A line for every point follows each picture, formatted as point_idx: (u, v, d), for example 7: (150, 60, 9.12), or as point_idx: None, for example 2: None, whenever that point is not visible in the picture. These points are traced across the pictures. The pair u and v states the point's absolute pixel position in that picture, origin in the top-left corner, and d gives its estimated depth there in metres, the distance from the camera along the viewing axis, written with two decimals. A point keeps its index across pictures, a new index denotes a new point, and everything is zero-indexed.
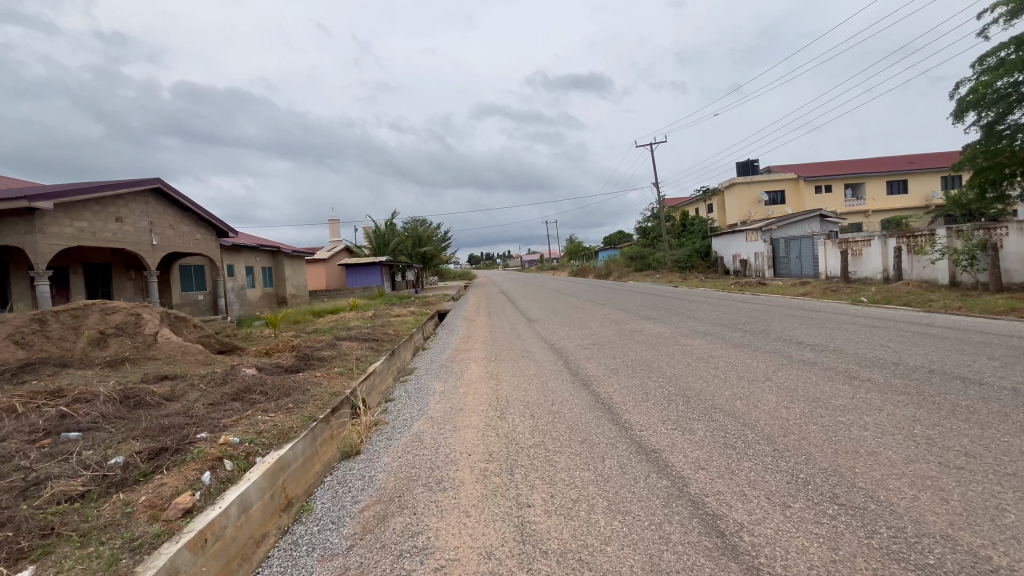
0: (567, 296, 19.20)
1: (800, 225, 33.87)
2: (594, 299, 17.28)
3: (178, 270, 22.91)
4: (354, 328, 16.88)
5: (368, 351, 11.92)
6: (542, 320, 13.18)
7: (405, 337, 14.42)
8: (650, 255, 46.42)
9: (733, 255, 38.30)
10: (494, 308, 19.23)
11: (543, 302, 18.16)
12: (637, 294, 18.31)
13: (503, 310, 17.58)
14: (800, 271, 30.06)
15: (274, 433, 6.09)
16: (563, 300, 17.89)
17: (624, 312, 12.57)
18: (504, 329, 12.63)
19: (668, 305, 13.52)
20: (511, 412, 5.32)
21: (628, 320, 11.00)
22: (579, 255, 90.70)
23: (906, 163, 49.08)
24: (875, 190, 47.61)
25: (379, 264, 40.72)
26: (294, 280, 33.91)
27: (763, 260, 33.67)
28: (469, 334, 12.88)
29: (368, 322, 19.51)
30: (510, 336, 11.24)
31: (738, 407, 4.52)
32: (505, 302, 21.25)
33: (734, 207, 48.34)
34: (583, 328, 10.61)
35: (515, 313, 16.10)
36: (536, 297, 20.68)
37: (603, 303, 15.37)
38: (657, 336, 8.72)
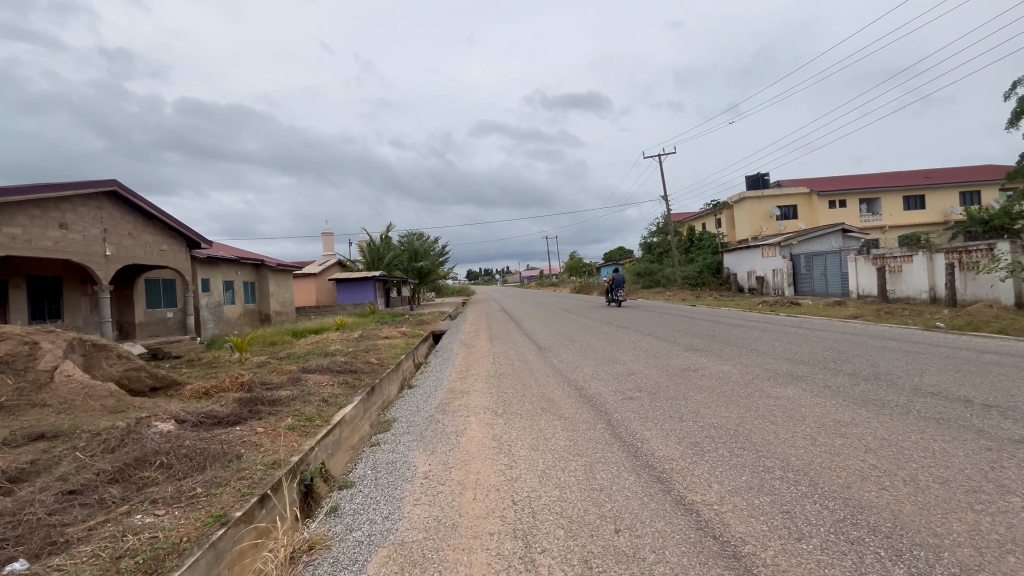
0: (578, 318, 16.87)
1: (822, 240, 31.67)
2: (612, 321, 15.00)
3: (142, 285, 20.52)
4: (331, 355, 14.44)
5: (341, 387, 9.52)
6: (556, 348, 10.89)
7: (390, 367, 12.02)
8: (659, 272, 44.21)
9: (748, 272, 36.08)
10: (496, 331, 16.88)
11: (553, 325, 15.84)
12: (659, 317, 15.99)
13: (507, 335, 15.24)
14: (825, 289, 27.86)
15: (140, 559, 3.60)
16: (576, 323, 15.56)
17: (657, 341, 10.26)
18: (511, 360, 10.32)
19: (708, 332, 11.19)
20: (544, 550, 2.94)
21: (669, 353, 8.67)
22: (580, 271, 88.39)
23: (921, 178, 47.39)
24: (891, 205, 45.81)
25: (372, 278, 38.41)
26: (279, 296, 31.54)
27: (783, 277, 31.45)
28: (467, 366, 10.54)
29: (353, 346, 17.13)
30: (520, 371, 8.94)
31: (1018, 574, 2.24)
32: (508, 324, 18.89)
33: (745, 222, 46.32)
34: (614, 363, 8.31)
35: (523, 337, 13.80)
36: (544, 319, 18.38)
37: (624, 328, 13.04)
38: (723, 380, 6.41)
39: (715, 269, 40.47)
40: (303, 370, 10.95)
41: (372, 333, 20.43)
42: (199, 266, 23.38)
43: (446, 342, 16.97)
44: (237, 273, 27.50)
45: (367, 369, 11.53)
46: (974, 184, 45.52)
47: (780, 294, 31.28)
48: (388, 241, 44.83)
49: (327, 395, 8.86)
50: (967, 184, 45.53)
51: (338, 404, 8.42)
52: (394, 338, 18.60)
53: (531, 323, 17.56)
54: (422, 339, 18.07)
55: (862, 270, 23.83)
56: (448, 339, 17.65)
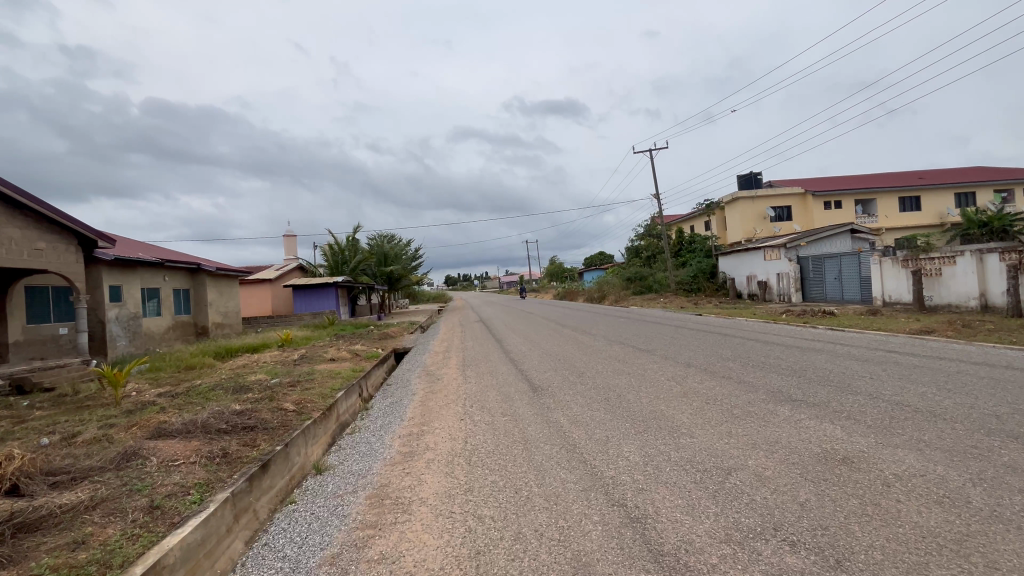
0: (575, 336, 13.23)
1: (831, 241, 28.95)
2: (621, 341, 11.46)
3: (21, 293, 16.16)
4: (241, 391, 10.45)
5: (203, 470, 5.63)
6: (558, 389, 7.24)
7: (311, 417, 8.10)
8: (651, 276, 41.09)
9: (747, 276, 33.25)
10: (471, 353, 13.13)
11: (542, 346, 12.23)
12: (679, 333, 12.45)
13: (484, 360, 11.47)
14: (840, 295, 25.09)
15: None
16: (573, 344, 11.84)
17: (713, 381, 6.69)
18: (488, 410, 6.61)
19: (774, 360, 7.70)
20: None
21: (759, 414, 5.07)
22: (562, 277, 84.91)
23: (915, 178, 45.77)
24: (887, 207, 43.93)
25: (334, 284, 34.17)
26: (221, 305, 27.14)
27: (789, 282, 28.60)
28: (420, 420, 6.74)
29: (284, 372, 13.13)
30: (508, 439, 5.22)
31: None
32: (485, 342, 15.17)
33: (738, 224, 43.83)
34: (675, 436, 4.66)
35: (506, 365, 10.12)
36: (530, 336, 14.76)
37: (645, 353, 9.48)
38: (970, 515, 2.86)
39: (710, 274, 37.63)
40: (163, 428, 6.96)
41: (317, 353, 16.47)
42: (106, 271, 19.04)
43: (405, 366, 13.04)
44: (163, 278, 23.12)
45: (272, 421, 7.60)
46: (970, 185, 44.02)
47: (786, 301, 28.51)
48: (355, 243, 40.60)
49: (165, 494, 4.97)
50: (962, 185, 44.00)
51: (172, 519, 4.55)
52: (343, 360, 14.68)
53: (513, 342, 13.87)
54: (375, 364, 14.09)
55: (889, 273, 21.06)
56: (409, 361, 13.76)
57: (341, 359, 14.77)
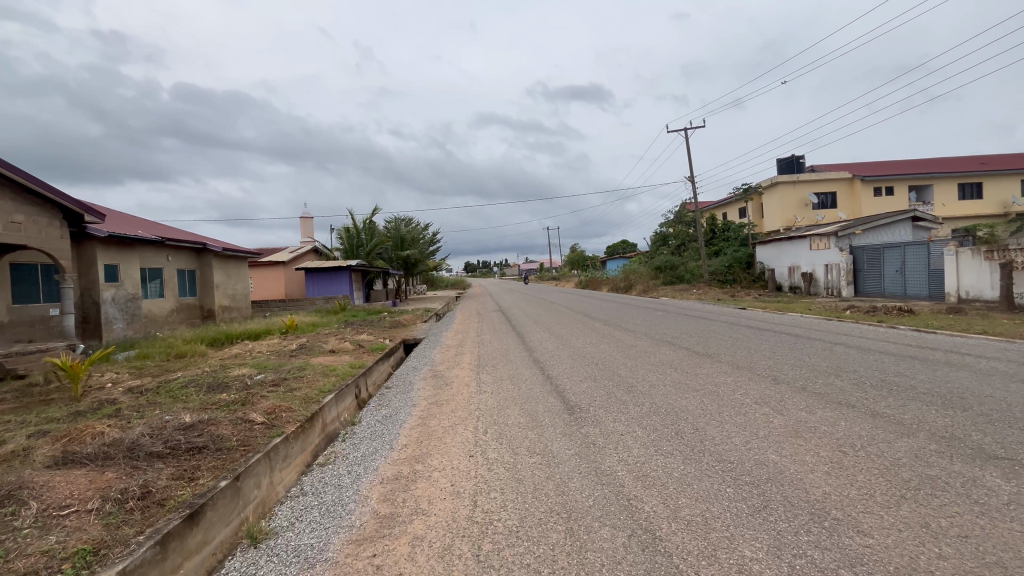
0: (610, 334, 11.21)
1: (890, 230, 26.10)
2: (669, 342, 9.40)
3: (6, 272, 14.97)
4: (215, 390, 8.81)
5: (99, 525, 3.95)
6: (604, 412, 5.30)
7: (283, 431, 6.39)
8: (682, 266, 38.52)
9: (789, 267, 30.58)
10: (489, 350, 11.23)
11: (571, 344, 10.26)
12: (738, 333, 10.31)
13: (503, 360, 9.58)
14: (902, 290, 22.46)
15: None
16: (610, 344, 9.82)
17: (832, 411, 4.65)
18: (509, 444, 4.72)
19: (901, 380, 5.59)
20: None
21: (956, 488, 3.08)
22: (584, 265, 82.50)
23: (977, 164, 41.84)
24: (944, 194, 40.25)
25: (347, 268, 32.75)
26: (229, 287, 25.95)
27: (839, 274, 25.93)
28: (415, 452, 4.87)
29: (276, 364, 11.52)
30: (541, 509, 3.35)
31: None
32: (503, 336, 13.28)
33: (778, 211, 40.76)
34: (829, 530, 2.72)
35: (531, 369, 8.18)
36: (556, 331, 12.76)
37: (709, 360, 7.42)
38: None
39: (746, 264, 34.99)
40: (80, 447, 5.29)
41: (318, 342, 14.86)
42: (102, 249, 17.81)
43: (411, 362, 11.20)
44: (166, 258, 21.93)
45: (230, 439, 5.87)
46: None
47: (836, 295, 25.90)
48: (370, 226, 39.11)
49: None
50: None
51: None
52: (345, 352, 13.00)
53: (537, 338, 11.90)
54: (378, 358, 12.30)
55: (969, 267, 18.43)
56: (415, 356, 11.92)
57: (341, 351, 13.07)
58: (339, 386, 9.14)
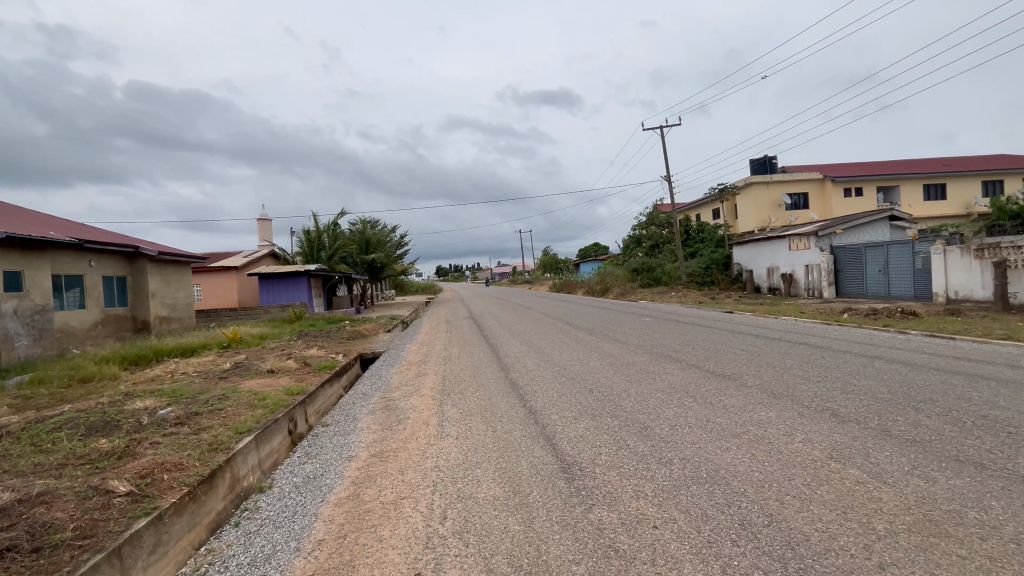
0: (597, 346, 9.57)
1: (868, 229, 25.69)
2: (673, 358, 7.80)
3: None
4: (94, 435, 6.71)
5: None
6: (619, 480, 3.62)
7: (157, 506, 4.46)
8: (659, 268, 37.60)
9: (768, 267, 29.96)
10: (456, 368, 9.42)
11: (554, 360, 8.57)
12: (747, 343, 8.85)
13: (472, 382, 7.81)
14: (886, 291, 21.89)
15: None
16: (601, 360, 8.16)
17: (965, 480, 3.11)
18: (480, 549, 2.96)
19: (1006, 416, 4.16)
20: None
21: None
22: (557, 269, 81.46)
23: (939, 165, 42.65)
24: (910, 195, 40.84)
25: (306, 273, 30.29)
26: (168, 296, 23.22)
27: (820, 275, 25.31)
28: (328, 565, 3.04)
29: (194, 391, 9.40)
30: None
31: None
32: (474, 349, 11.52)
33: (752, 212, 40.44)
34: None
35: (507, 398, 6.44)
36: (534, 343, 11.07)
37: (734, 385, 5.84)
38: None
39: (723, 265, 34.31)
40: None
41: (258, 359, 12.73)
42: None
43: (361, 385, 9.25)
44: (88, 264, 19.24)
45: (59, 532, 3.96)
46: (999, 172, 40.98)
47: (817, 296, 25.26)
48: (332, 228, 36.66)
49: None
50: (989, 173, 41.01)
51: None
52: (285, 372, 10.96)
53: (512, 352, 10.19)
54: (324, 380, 10.27)
55: (957, 265, 17.84)
56: (367, 377, 9.95)
57: (280, 372, 11.02)
58: (263, 424, 7.13)
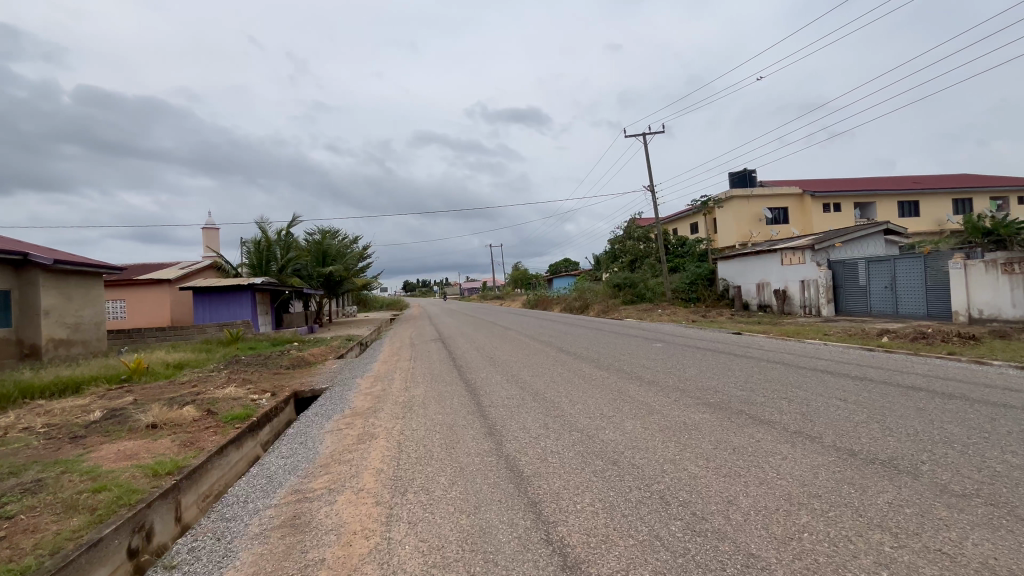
0: (620, 392, 6.74)
1: (864, 243, 24.27)
2: (756, 421, 5.04)
3: None
4: None
5: None
6: None
7: None
8: (642, 283, 35.42)
9: (758, 283, 28.28)
10: (419, 425, 6.38)
11: (568, 419, 5.70)
12: (836, 387, 6.23)
13: (445, 464, 4.80)
14: (893, 308, 20.28)
15: None
16: (642, 422, 5.31)
17: None
18: None
19: None
20: None
21: None
22: (530, 284, 79.05)
23: (910, 183, 42.81)
24: (886, 211, 40.61)
25: (250, 287, 26.47)
26: (70, 314, 19.17)
27: (818, 291, 23.60)
28: None
29: (5, 469, 6.01)
30: None
31: None
32: (446, 387, 8.49)
33: (733, 226, 39.10)
34: None
35: (513, 516, 3.51)
36: (525, 381, 8.16)
37: (941, 498, 3.13)
38: None
39: (708, 281, 32.55)
40: None
41: (145, 404, 9.25)
42: None
43: (271, 455, 6.01)
44: None
45: None
46: (969, 191, 41.32)
47: (815, 313, 23.56)
48: (285, 237, 32.92)
49: None
50: (959, 191, 41.33)
51: None
52: (161, 431, 7.51)
53: (498, 397, 7.25)
54: (223, 443, 6.93)
55: (980, 281, 16.19)
56: (285, 437, 6.69)
57: (161, 428, 7.65)
58: (61, 560, 3.88)
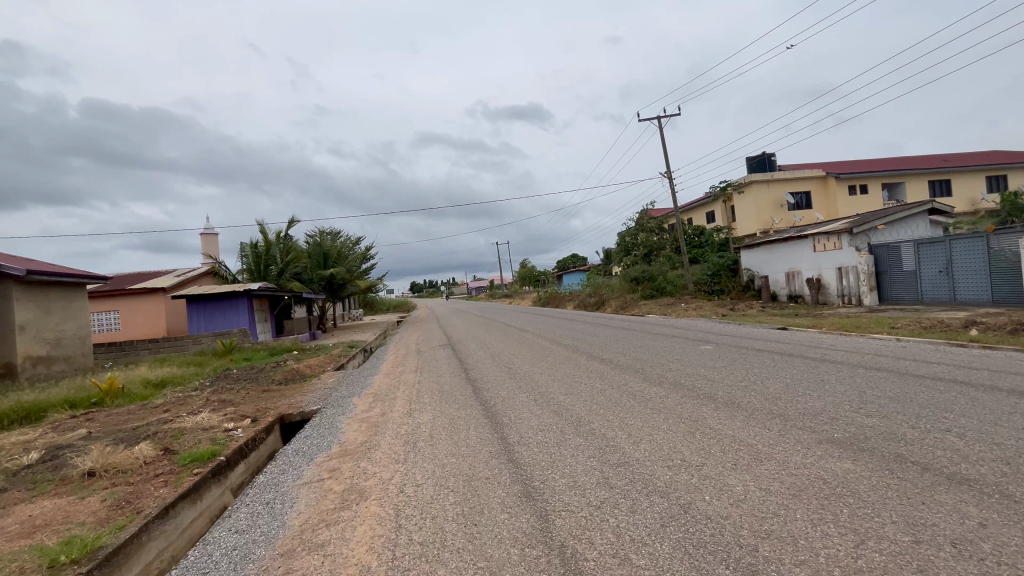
0: (697, 423, 4.95)
1: (907, 225, 22.22)
2: (950, 481, 3.22)
3: None
4: None
5: None
6: None
7: None
8: (660, 276, 33.47)
9: (787, 272, 26.32)
10: (425, 477, 4.63)
11: (641, 473, 3.91)
12: (1007, 410, 4.46)
13: (466, 561, 3.07)
14: (949, 295, 18.33)
15: None
16: (759, 482, 3.51)
17: None
18: None
19: None
20: None
21: None
22: (538, 282, 77.25)
23: (939, 161, 40.42)
24: (916, 192, 38.33)
25: (246, 293, 24.94)
26: (50, 329, 17.72)
27: (858, 279, 21.65)
28: None
29: None
30: None
31: None
32: (459, 412, 6.75)
33: (753, 213, 37.02)
34: None
35: None
36: (560, 404, 6.39)
37: None
38: None
39: (731, 272, 30.60)
40: None
41: (95, 441, 7.63)
42: None
43: (217, 530, 4.32)
44: None
45: None
46: (1003, 167, 38.94)
47: (856, 303, 21.63)
48: (284, 239, 31.43)
49: None
50: (993, 167, 38.97)
51: None
52: (97, 483, 5.84)
53: (529, 429, 5.50)
54: (167, 503, 5.25)
55: None
56: (246, 496, 4.98)
57: (98, 478, 5.97)
58: None
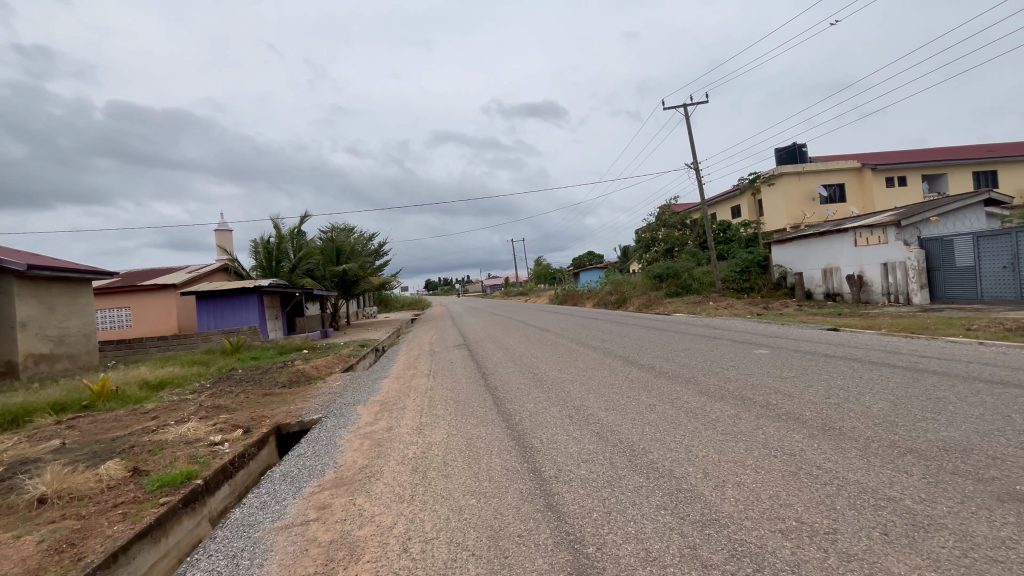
0: (797, 460, 3.70)
1: (961, 217, 20.41)
2: None
3: None
4: None
5: None
6: None
7: None
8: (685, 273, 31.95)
9: (823, 269, 24.63)
10: (437, 530, 3.47)
11: (745, 544, 2.72)
12: None
13: None
14: (1017, 294, 16.63)
15: None
16: (946, 575, 2.29)
17: None
18: None
19: None
20: None
21: None
22: (554, 279, 75.90)
23: (984, 151, 37.96)
24: (959, 184, 36.03)
25: (256, 290, 24.20)
26: (53, 326, 17.11)
27: (907, 275, 19.96)
28: None
29: None
30: None
31: None
32: (478, 432, 5.58)
33: (783, 206, 35.18)
34: None
35: None
36: (603, 425, 5.17)
37: None
38: None
39: (761, 269, 28.96)
40: None
41: (63, 457, 6.66)
42: None
43: None
44: None
45: None
46: None
47: (905, 301, 19.96)
48: (296, 235, 30.71)
49: None
50: None
51: None
52: (44, 515, 4.84)
53: (568, 462, 4.30)
54: (118, 546, 4.20)
55: None
56: (208, 544, 3.88)
57: (47, 508, 4.97)
58: None
